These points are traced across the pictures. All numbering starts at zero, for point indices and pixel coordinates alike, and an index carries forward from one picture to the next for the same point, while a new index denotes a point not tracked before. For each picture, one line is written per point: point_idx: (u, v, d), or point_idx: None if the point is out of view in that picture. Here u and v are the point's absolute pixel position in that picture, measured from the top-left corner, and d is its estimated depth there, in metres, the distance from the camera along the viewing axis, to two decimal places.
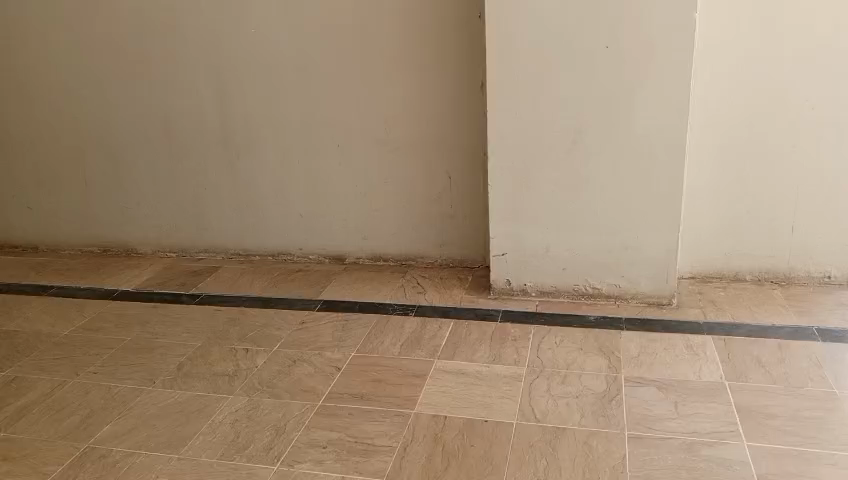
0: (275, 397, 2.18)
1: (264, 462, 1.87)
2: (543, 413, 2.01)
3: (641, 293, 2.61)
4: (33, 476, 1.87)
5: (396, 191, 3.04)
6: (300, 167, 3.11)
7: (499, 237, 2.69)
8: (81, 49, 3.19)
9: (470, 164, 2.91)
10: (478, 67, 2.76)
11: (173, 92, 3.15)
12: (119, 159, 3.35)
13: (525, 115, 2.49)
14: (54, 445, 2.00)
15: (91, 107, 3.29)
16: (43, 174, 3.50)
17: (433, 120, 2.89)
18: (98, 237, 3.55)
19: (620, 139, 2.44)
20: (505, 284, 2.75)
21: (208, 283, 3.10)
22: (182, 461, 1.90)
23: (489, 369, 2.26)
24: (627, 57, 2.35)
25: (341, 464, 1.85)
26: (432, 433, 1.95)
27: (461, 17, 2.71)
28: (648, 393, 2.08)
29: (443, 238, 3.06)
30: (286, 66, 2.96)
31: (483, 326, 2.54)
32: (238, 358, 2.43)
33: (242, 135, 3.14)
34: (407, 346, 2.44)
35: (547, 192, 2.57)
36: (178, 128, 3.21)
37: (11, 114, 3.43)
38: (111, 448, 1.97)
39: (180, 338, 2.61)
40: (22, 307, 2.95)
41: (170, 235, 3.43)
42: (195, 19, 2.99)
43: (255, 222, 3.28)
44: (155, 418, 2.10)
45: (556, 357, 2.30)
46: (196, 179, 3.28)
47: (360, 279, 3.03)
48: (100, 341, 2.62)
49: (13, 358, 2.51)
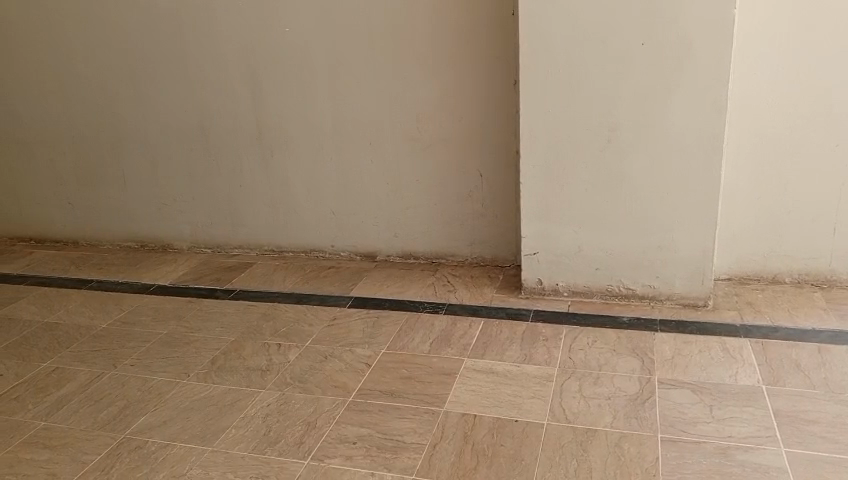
0: (306, 392, 2.21)
1: (295, 457, 1.89)
2: (574, 414, 2.00)
3: (675, 294, 2.57)
4: (73, 465, 1.92)
5: (427, 189, 3.04)
6: (332, 164, 3.14)
7: (530, 236, 2.67)
8: (120, 49, 3.26)
9: (502, 162, 2.89)
10: (510, 65, 2.75)
11: (208, 90, 3.20)
12: (156, 157, 3.42)
13: (558, 112, 2.47)
14: (93, 434, 2.05)
15: (130, 105, 3.36)
16: (83, 171, 3.59)
17: (464, 118, 2.88)
18: (136, 233, 3.62)
19: (656, 137, 2.41)
20: (537, 283, 2.72)
21: (241, 279, 3.14)
22: (215, 453, 1.93)
23: (519, 369, 2.25)
24: (663, 55, 2.31)
25: (371, 460, 1.86)
26: (462, 431, 1.95)
27: (493, 14, 2.70)
28: (682, 396, 2.04)
29: (474, 236, 3.05)
30: (319, 64, 2.98)
31: (514, 326, 2.53)
32: (271, 352, 2.46)
33: (276, 134, 3.17)
34: (437, 344, 2.44)
35: (580, 191, 2.54)
36: (214, 126, 3.26)
37: (53, 113, 3.52)
38: (146, 439, 2.01)
39: (214, 332, 2.65)
40: (64, 300, 3.03)
41: (205, 231, 3.48)
42: (231, 18, 3.03)
43: (289, 220, 3.31)
44: (189, 410, 2.14)
45: (588, 357, 2.28)
46: (231, 177, 3.33)
47: (391, 276, 3.04)
48: (137, 334, 2.68)
49: (55, 350, 2.59)
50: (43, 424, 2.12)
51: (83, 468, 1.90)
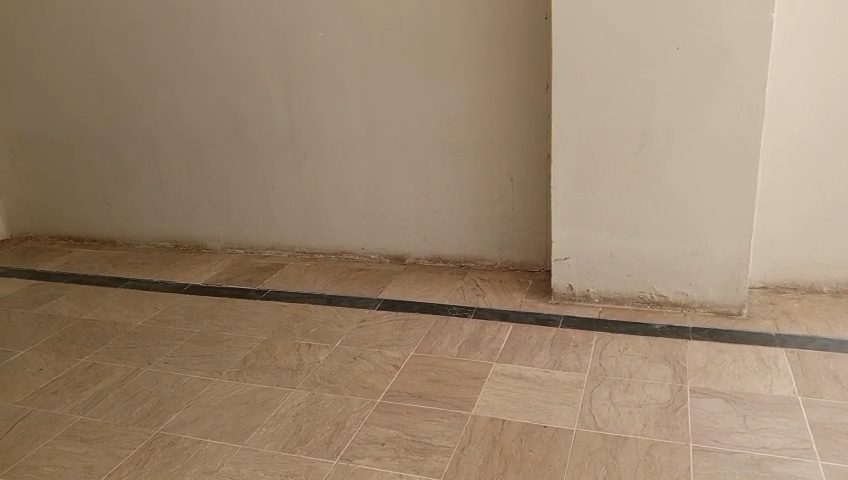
0: (336, 392, 2.22)
1: (324, 457, 1.91)
2: (603, 421, 1.98)
3: (708, 302, 2.53)
4: (109, 458, 1.97)
5: (458, 192, 3.04)
6: (363, 167, 3.16)
7: (561, 241, 2.66)
8: (159, 53, 3.33)
9: (534, 166, 2.89)
10: (543, 69, 2.74)
11: (243, 93, 3.25)
12: (191, 159, 3.48)
13: (591, 116, 2.46)
14: (128, 429, 2.10)
15: (166, 108, 3.43)
16: (120, 172, 3.67)
17: (496, 122, 2.88)
18: (171, 233, 3.69)
19: (691, 142, 2.38)
20: (567, 288, 2.71)
21: (273, 279, 3.18)
22: (245, 451, 1.96)
23: (549, 374, 2.23)
24: (699, 59, 2.28)
25: (399, 461, 1.87)
26: (491, 435, 1.95)
27: (526, 17, 2.70)
28: (715, 405, 2.01)
29: (504, 240, 3.04)
30: (351, 67, 3.01)
31: (544, 331, 2.51)
32: (301, 352, 2.49)
33: (309, 136, 3.21)
34: (466, 347, 2.44)
35: (612, 196, 2.52)
36: (248, 128, 3.31)
37: (93, 115, 3.61)
38: (179, 435, 2.05)
39: (246, 331, 2.69)
40: (100, 298, 3.10)
41: (238, 232, 3.53)
42: (266, 23, 3.08)
43: (320, 222, 3.35)
44: (221, 408, 2.17)
45: (619, 364, 2.26)
46: (265, 179, 3.37)
47: (420, 279, 3.05)
48: (171, 332, 2.73)
49: (91, 346, 2.65)
50: (80, 418, 2.17)
51: (118, 462, 1.94)
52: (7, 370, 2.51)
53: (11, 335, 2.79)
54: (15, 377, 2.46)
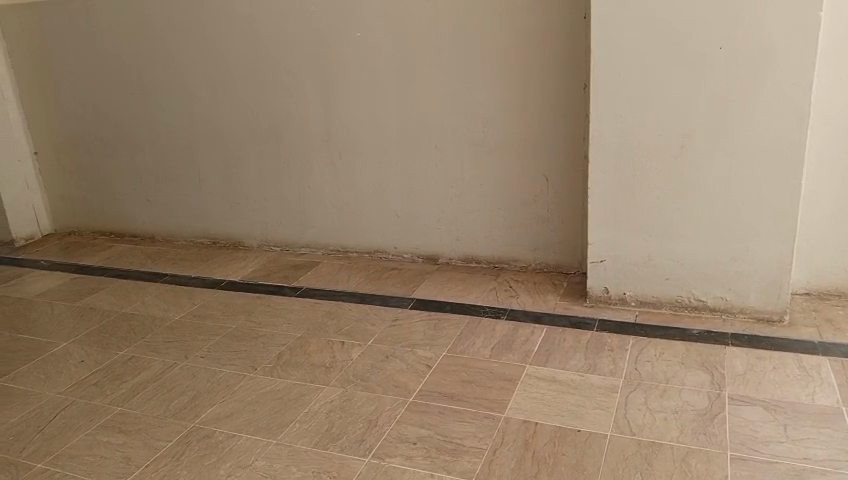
0: (368, 390, 2.23)
1: (356, 454, 1.92)
2: (638, 427, 1.95)
3: (749, 308, 2.47)
4: (146, 449, 2.01)
5: (492, 192, 3.02)
6: (398, 167, 3.17)
7: (597, 243, 2.62)
8: (198, 52, 3.39)
9: (570, 167, 2.86)
10: (581, 68, 2.71)
11: (280, 93, 3.29)
12: (229, 157, 3.53)
13: (629, 116, 2.42)
14: (165, 422, 2.14)
15: (205, 107, 3.49)
16: (160, 170, 3.74)
17: (534, 122, 2.86)
18: (209, 230, 3.75)
19: (733, 143, 2.33)
20: (603, 291, 2.67)
21: (308, 277, 3.21)
22: (279, 446, 1.98)
23: (583, 378, 2.21)
24: (742, 58, 2.23)
25: (431, 461, 1.87)
26: (524, 438, 1.93)
27: (564, 15, 2.67)
28: (754, 414, 1.97)
29: (539, 241, 3.02)
30: (387, 68, 3.02)
31: (578, 335, 2.49)
32: (334, 350, 2.51)
33: (344, 135, 3.23)
34: (498, 349, 2.43)
35: (651, 198, 2.48)
36: (284, 127, 3.34)
37: (135, 114, 3.69)
38: (214, 429, 2.08)
39: (281, 328, 2.72)
40: (140, 292, 3.17)
41: (275, 230, 3.57)
42: (303, 23, 3.11)
43: (354, 221, 3.36)
44: (256, 403, 2.20)
45: (655, 370, 2.22)
46: (300, 177, 3.40)
47: (453, 280, 3.05)
48: (207, 327, 2.77)
49: (131, 339, 2.71)
50: (119, 410, 2.22)
51: (156, 454, 1.98)
52: (51, 361, 2.58)
53: (54, 327, 2.87)
54: (58, 368, 2.53)
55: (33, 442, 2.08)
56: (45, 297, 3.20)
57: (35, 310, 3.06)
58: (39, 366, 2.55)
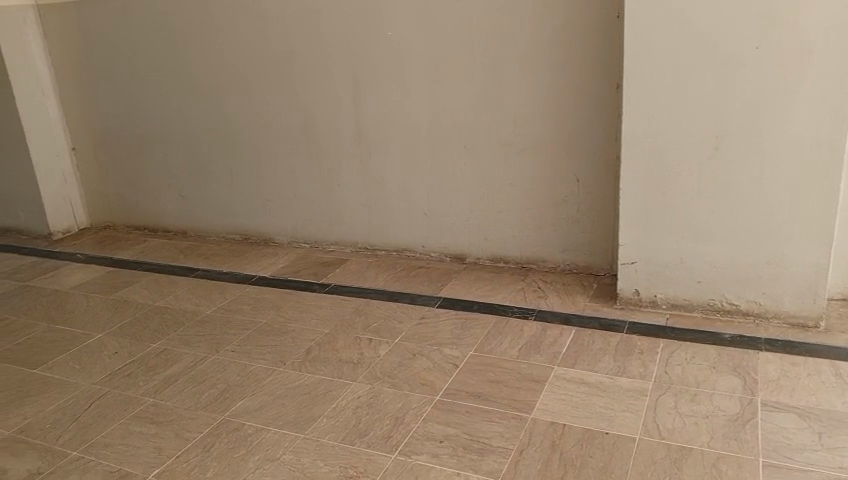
0: (395, 387, 2.24)
1: (382, 450, 1.93)
2: (668, 430, 1.93)
3: (783, 312, 2.43)
4: (177, 440, 2.04)
5: (522, 192, 3.01)
6: (427, 166, 3.17)
7: (628, 244, 2.59)
8: (232, 51, 3.44)
9: (601, 167, 2.83)
10: (614, 68, 2.69)
11: (311, 91, 3.32)
12: (260, 154, 3.58)
13: (662, 117, 2.39)
14: (196, 413, 2.17)
15: (237, 104, 3.54)
16: (194, 167, 3.80)
17: (564, 122, 2.84)
18: (240, 226, 3.80)
19: (770, 145, 2.28)
20: (633, 294, 2.64)
21: (336, 274, 3.23)
22: (307, 440, 2.00)
23: (611, 381, 2.19)
24: (780, 59, 2.19)
25: (457, 460, 1.87)
26: (551, 439, 1.93)
27: (598, 14, 2.65)
28: (787, 420, 1.93)
29: (568, 242, 3.00)
30: (418, 67, 3.03)
31: (608, 337, 2.46)
32: (362, 346, 2.53)
33: (374, 134, 3.25)
34: (526, 349, 2.42)
35: (684, 199, 2.45)
36: (315, 126, 3.37)
37: (170, 111, 3.76)
38: (244, 422, 2.11)
39: (310, 324, 2.75)
40: (173, 286, 3.23)
41: (304, 227, 3.61)
42: (335, 22, 3.13)
43: (383, 219, 3.38)
44: (284, 397, 2.23)
45: (686, 373, 2.19)
46: (330, 175, 3.43)
47: (481, 280, 3.05)
48: (238, 321, 2.81)
49: (163, 332, 2.76)
50: (151, 401, 2.27)
51: (186, 444, 2.02)
52: (85, 352, 2.64)
53: (89, 319, 2.94)
54: (92, 358, 2.59)
55: (68, 430, 2.14)
56: (81, 289, 3.28)
57: (71, 302, 3.14)
58: (74, 356, 2.62)
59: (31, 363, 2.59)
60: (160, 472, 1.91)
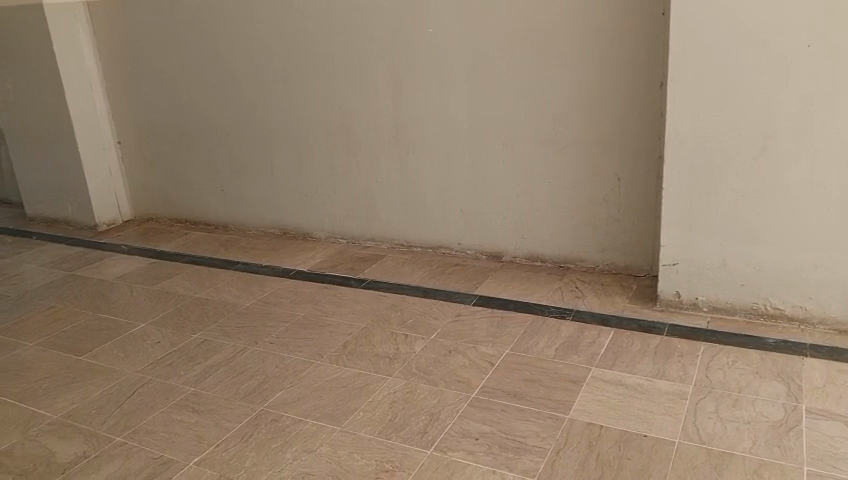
0: (431, 383, 2.25)
1: (418, 446, 1.94)
2: (708, 435, 1.89)
3: (830, 318, 2.37)
4: (216, 429, 2.08)
5: (560, 190, 2.99)
6: (465, 165, 3.17)
7: (669, 245, 2.55)
8: (274, 48, 3.48)
9: (643, 167, 2.79)
10: (658, 66, 2.65)
11: (351, 88, 3.35)
12: (300, 149, 3.61)
13: (707, 117, 2.35)
14: (235, 403, 2.22)
15: (278, 100, 3.58)
16: (235, 162, 3.86)
17: (605, 121, 2.81)
18: (278, 221, 3.84)
19: (819, 146, 2.23)
20: (674, 295, 2.60)
21: (373, 270, 3.25)
22: (344, 433, 2.02)
23: (651, 383, 2.16)
24: (833, 58, 2.14)
25: (493, 457, 1.87)
26: (588, 440, 1.91)
27: (643, 11, 2.61)
28: (833, 428, 1.88)
29: (607, 242, 2.96)
30: (458, 64, 3.03)
31: (647, 339, 2.43)
32: (398, 342, 2.54)
33: (413, 131, 3.25)
34: (564, 349, 2.40)
35: (728, 200, 2.40)
36: (354, 122, 3.40)
37: (212, 107, 3.82)
38: (282, 413, 2.14)
39: (347, 318, 2.77)
40: (213, 278, 3.29)
41: (341, 222, 3.64)
42: (376, 20, 3.15)
43: (419, 216, 3.39)
44: (321, 390, 2.26)
45: (727, 378, 2.15)
46: (368, 172, 3.45)
47: (518, 278, 3.03)
48: (276, 313, 2.85)
49: (204, 323, 2.81)
50: (192, 390, 2.32)
51: (225, 434, 2.06)
52: (129, 341, 2.71)
53: (132, 309, 3.01)
54: (135, 347, 2.65)
55: (112, 416, 2.20)
56: (125, 280, 3.36)
57: (115, 292, 3.22)
58: (118, 345, 2.69)
59: (78, 350, 2.67)
60: (201, 459, 1.95)
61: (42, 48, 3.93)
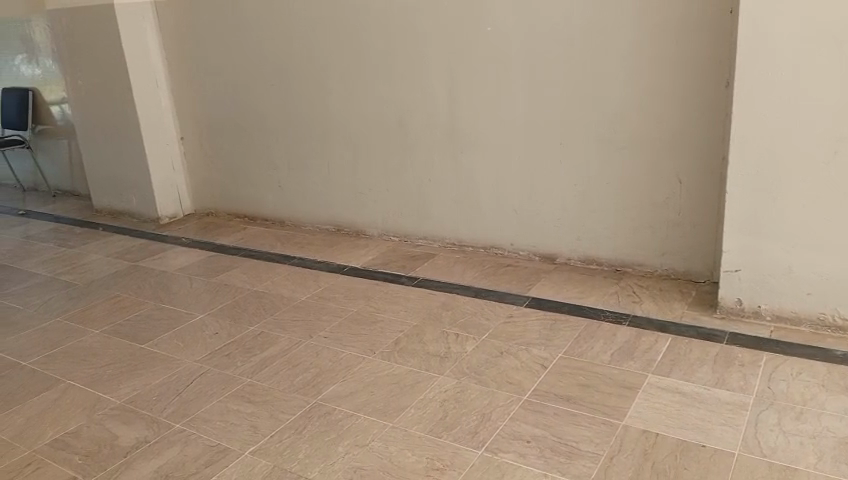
0: (482, 384, 2.25)
1: (469, 446, 1.94)
2: (770, 448, 1.83)
3: None
4: (271, 420, 2.13)
5: (617, 192, 2.94)
6: (520, 164, 3.15)
7: (732, 251, 2.47)
8: (333, 46, 3.53)
9: (706, 169, 2.72)
10: (725, 66, 2.57)
11: (408, 86, 3.36)
12: (356, 147, 3.65)
13: (777, 118, 2.27)
14: (290, 395, 2.26)
15: (336, 98, 3.63)
16: (292, 158, 3.93)
17: (667, 122, 2.75)
18: (333, 218, 3.90)
19: None
20: (735, 303, 2.52)
21: (425, 268, 3.26)
22: (395, 430, 2.03)
23: (709, 392, 2.10)
24: None
25: (544, 461, 1.85)
26: (643, 447, 1.88)
27: (710, 9, 2.54)
28: None
29: (666, 246, 2.90)
30: (517, 63, 3.00)
31: (706, 346, 2.37)
32: (449, 341, 2.54)
33: (469, 131, 3.25)
34: (618, 354, 2.36)
35: (795, 205, 2.32)
36: (410, 121, 3.42)
37: (271, 104, 3.90)
38: (334, 407, 2.17)
39: (399, 315, 2.79)
40: (269, 273, 3.36)
41: (394, 220, 3.66)
42: (435, 18, 3.16)
43: (472, 215, 3.38)
44: (374, 385, 2.28)
45: (791, 390, 2.08)
46: (422, 170, 3.47)
47: (572, 281, 3.00)
48: (330, 309, 2.90)
49: (260, 316, 2.88)
50: (249, 381, 2.37)
51: (280, 425, 2.10)
52: (189, 331, 2.79)
53: (192, 300, 3.11)
54: (195, 337, 2.73)
55: (172, 404, 2.27)
56: (185, 272, 3.47)
57: (176, 283, 3.33)
58: (179, 334, 2.77)
59: (140, 338, 2.76)
60: (255, 449, 1.99)
61: (112, 46, 4.09)
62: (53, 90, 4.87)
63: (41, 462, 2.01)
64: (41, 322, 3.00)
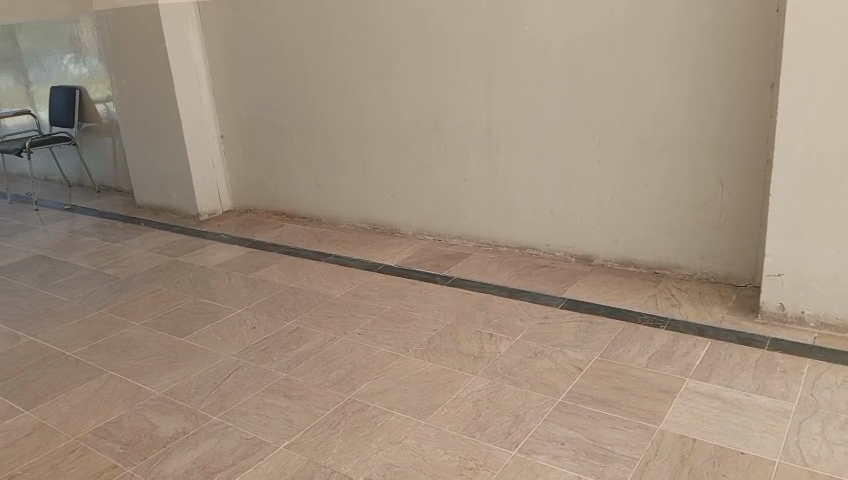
0: (516, 384, 2.24)
1: (503, 446, 1.93)
2: (813, 457, 1.79)
3: None
4: (307, 415, 2.16)
5: (657, 193, 2.90)
6: (556, 164, 3.13)
7: (775, 256, 2.41)
8: (371, 45, 3.55)
9: (749, 171, 2.66)
10: (770, 65, 2.51)
11: (445, 86, 3.37)
12: (392, 146, 3.67)
13: (824, 119, 2.20)
14: (324, 391, 2.28)
15: (373, 98, 3.65)
16: (329, 157, 3.97)
17: (709, 122, 2.69)
18: (368, 216, 3.92)
19: None
20: (778, 309, 2.46)
21: (460, 268, 3.26)
22: (428, 428, 2.04)
23: (749, 399, 2.06)
24: None
25: (578, 463, 1.84)
26: (680, 452, 1.85)
27: (755, 8, 2.49)
28: None
29: (705, 249, 2.85)
30: (556, 63, 2.98)
31: (746, 352, 2.32)
32: (483, 341, 2.54)
33: (506, 130, 3.24)
34: (655, 358, 2.33)
35: (843, 209, 2.25)
36: (447, 121, 3.42)
37: (310, 102, 3.94)
38: (367, 404, 2.19)
39: (433, 313, 2.80)
40: (305, 269, 3.40)
41: (430, 220, 3.67)
42: (473, 18, 3.16)
43: (507, 215, 3.37)
44: (408, 383, 2.29)
45: (836, 398, 2.02)
46: (458, 169, 3.46)
47: (609, 282, 2.96)
48: (365, 306, 2.92)
49: (296, 312, 2.92)
50: (285, 375, 2.41)
51: (315, 420, 2.12)
52: (227, 325, 2.84)
53: (230, 295, 3.16)
54: (232, 332, 2.78)
55: (210, 397, 2.31)
56: (224, 267, 3.53)
57: (214, 278, 3.39)
58: (216, 329, 2.82)
59: (180, 332, 2.82)
60: (291, 443, 2.02)
61: (156, 47, 4.18)
62: (98, 89, 5.01)
63: (84, 450, 2.07)
64: (85, 314, 3.08)
